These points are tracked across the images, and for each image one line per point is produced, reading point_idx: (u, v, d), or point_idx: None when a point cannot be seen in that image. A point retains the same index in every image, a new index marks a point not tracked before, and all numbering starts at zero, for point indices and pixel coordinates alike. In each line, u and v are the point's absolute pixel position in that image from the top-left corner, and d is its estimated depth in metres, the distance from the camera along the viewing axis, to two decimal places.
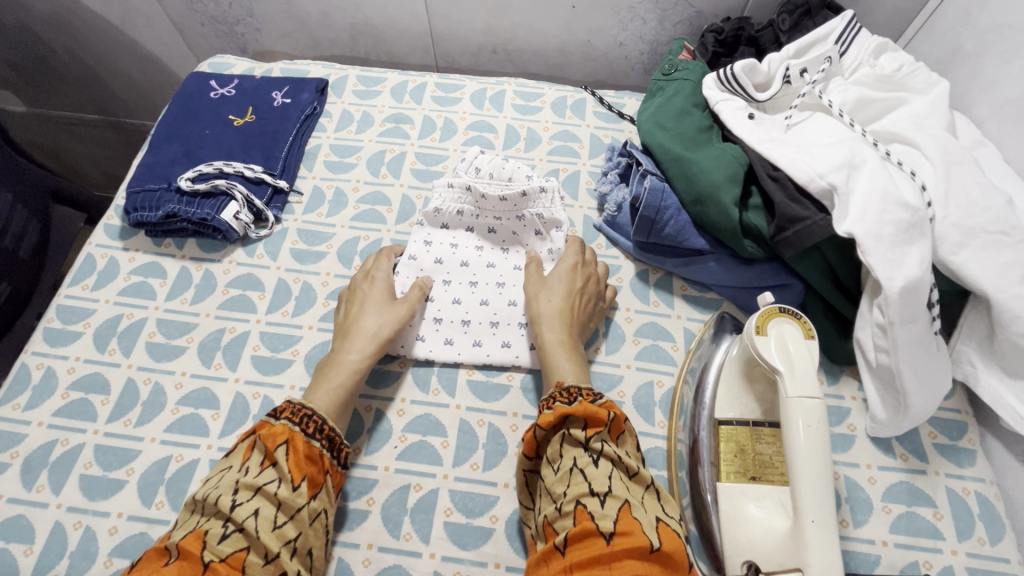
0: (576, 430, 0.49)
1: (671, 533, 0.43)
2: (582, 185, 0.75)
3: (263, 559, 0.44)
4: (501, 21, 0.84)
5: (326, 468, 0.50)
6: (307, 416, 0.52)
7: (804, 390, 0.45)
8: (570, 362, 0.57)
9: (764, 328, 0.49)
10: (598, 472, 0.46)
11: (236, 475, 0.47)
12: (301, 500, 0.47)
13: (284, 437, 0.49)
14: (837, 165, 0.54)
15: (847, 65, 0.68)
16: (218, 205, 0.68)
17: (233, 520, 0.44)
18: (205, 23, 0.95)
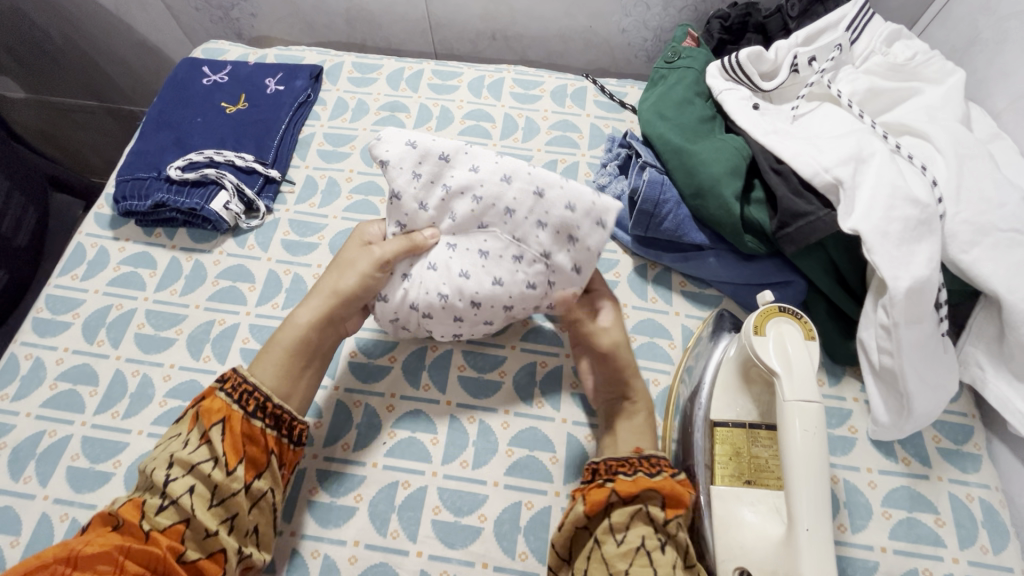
0: (655, 508, 0.46)
1: None
2: (580, 177, 0.73)
3: (205, 532, 0.45)
4: (500, 6, 0.82)
5: (269, 447, 0.49)
6: (248, 393, 0.50)
7: (803, 394, 0.43)
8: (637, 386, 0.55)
9: (762, 328, 0.48)
10: (666, 557, 0.43)
11: (175, 448, 0.47)
12: (237, 484, 0.47)
13: (221, 417, 0.48)
14: (843, 159, 0.52)
15: (858, 53, 0.65)
16: (208, 195, 0.66)
17: (168, 494, 0.45)
18: (200, 7, 0.92)
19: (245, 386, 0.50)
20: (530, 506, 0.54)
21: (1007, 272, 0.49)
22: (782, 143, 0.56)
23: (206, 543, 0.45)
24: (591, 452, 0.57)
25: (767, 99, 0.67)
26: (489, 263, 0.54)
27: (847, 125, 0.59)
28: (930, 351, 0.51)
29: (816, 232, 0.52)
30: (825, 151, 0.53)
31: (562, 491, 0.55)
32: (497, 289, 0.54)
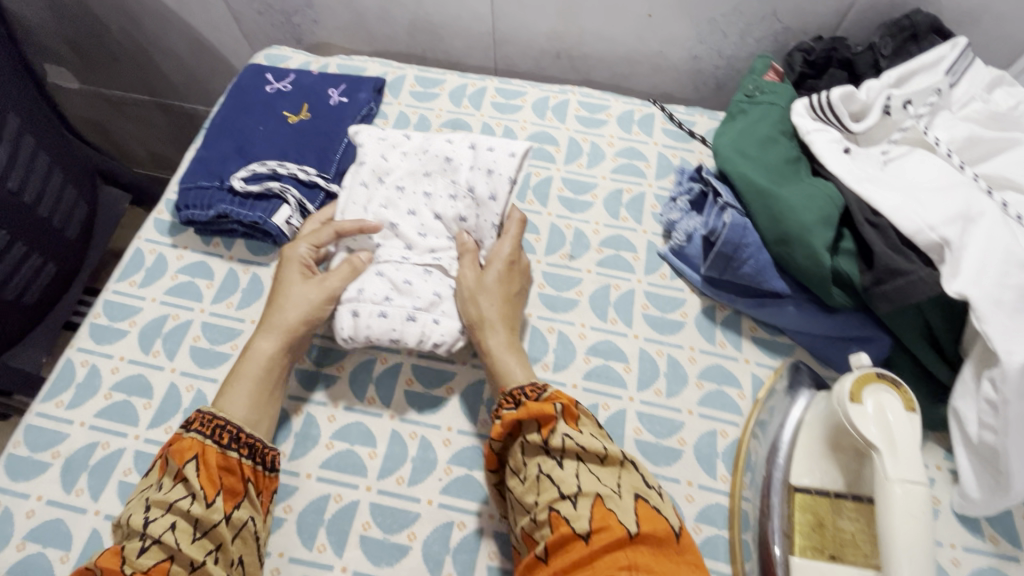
0: (532, 435, 0.48)
1: (649, 511, 0.44)
2: (647, 209, 0.71)
3: (189, 567, 0.44)
4: (569, 26, 0.80)
5: (246, 476, 0.49)
6: (220, 427, 0.50)
7: (907, 475, 0.40)
8: (518, 361, 0.55)
9: (859, 395, 0.45)
10: (563, 474, 0.46)
11: (150, 493, 0.47)
12: (216, 515, 0.46)
13: (194, 450, 0.48)
14: (949, 218, 0.49)
15: (956, 98, 0.61)
16: (270, 209, 0.65)
17: (147, 535, 0.44)
18: (262, 11, 0.91)
19: (215, 421, 0.50)
20: None
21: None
22: (879, 193, 0.53)
23: None
24: None
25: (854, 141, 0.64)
26: (430, 201, 0.62)
27: (946, 176, 0.55)
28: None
29: (915, 292, 0.48)
30: (928, 207, 0.50)
31: None
32: (438, 222, 0.62)
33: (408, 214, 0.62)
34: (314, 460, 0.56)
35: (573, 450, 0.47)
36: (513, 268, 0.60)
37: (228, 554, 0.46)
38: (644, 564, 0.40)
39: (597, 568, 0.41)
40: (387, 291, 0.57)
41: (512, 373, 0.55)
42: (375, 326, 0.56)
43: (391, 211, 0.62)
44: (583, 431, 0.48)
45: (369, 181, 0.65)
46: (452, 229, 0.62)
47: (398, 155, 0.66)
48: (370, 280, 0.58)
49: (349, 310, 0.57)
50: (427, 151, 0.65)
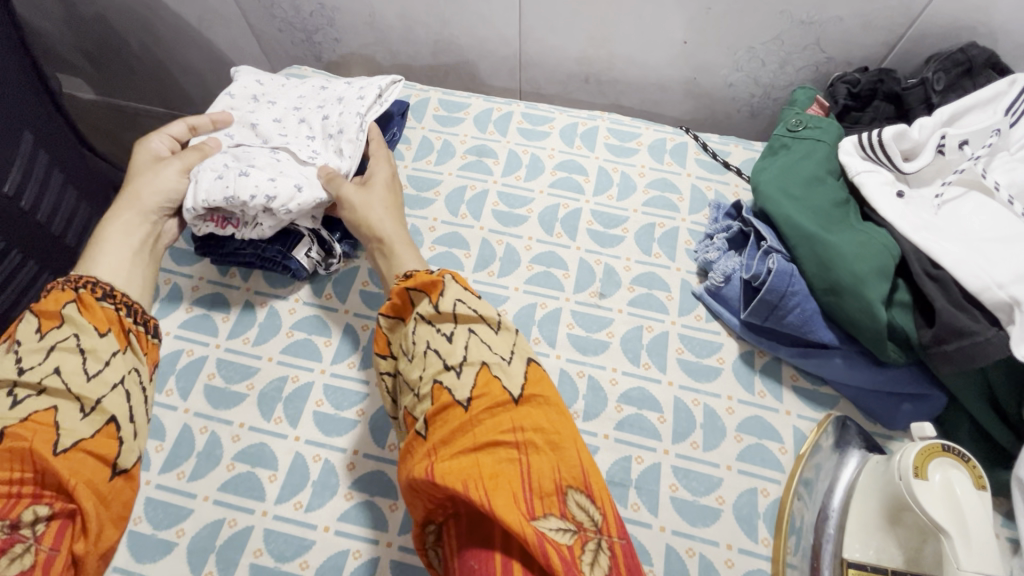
0: (424, 306, 0.50)
1: (536, 376, 0.47)
2: (680, 245, 0.68)
3: (81, 411, 0.46)
4: (600, 50, 0.77)
5: (128, 326, 0.52)
6: (93, 283, 0.52)
7: (981, 566, 0.37)
8: (409, 253, 0.58)
9: (923, 470, 0.41)
10: (450, 345, 0.47)
11: (15, 350, 0.47)
12: (105, 350, 0.49)
13: (68, 300, 0.49)
14: (1019, 275, 0.45)
15: (1016, 139, 0.57)
16: (289, 242, 0.63)
17: (26, 384, 0.46)
18: (283, 29, 0.89)
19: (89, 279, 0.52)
20: None
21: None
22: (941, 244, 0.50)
23: (89, 417, 0.46)
24: (692, 569, 0.51)
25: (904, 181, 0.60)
26: (284, 114, 0.68)
27: (1008, 224, 0.52)
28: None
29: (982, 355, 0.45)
30: (994, 261, 0.47)
31: None
32: (302, 126, 0.67)
33: (272, 122, 0.67)
34: (332, 512, 0.53)
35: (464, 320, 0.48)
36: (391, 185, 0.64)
37: (119, 390, 0.48)
38: (526, 424, 0.43)
39: (482, 448, 0.42)
40: (227, 162, 0.60)
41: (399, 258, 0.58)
42: (211, 189, 0.57)
43: (255, 118, 0.67)
44: (477, 297, 0.50)
45: (241, 98, 0.69)
46: (315, 129, 0.66)
47: (281, 88, 0.72)
48: (234, 156, 0.61)
49: (195, 182, 0.59)
50: (302, 84, 0.71)
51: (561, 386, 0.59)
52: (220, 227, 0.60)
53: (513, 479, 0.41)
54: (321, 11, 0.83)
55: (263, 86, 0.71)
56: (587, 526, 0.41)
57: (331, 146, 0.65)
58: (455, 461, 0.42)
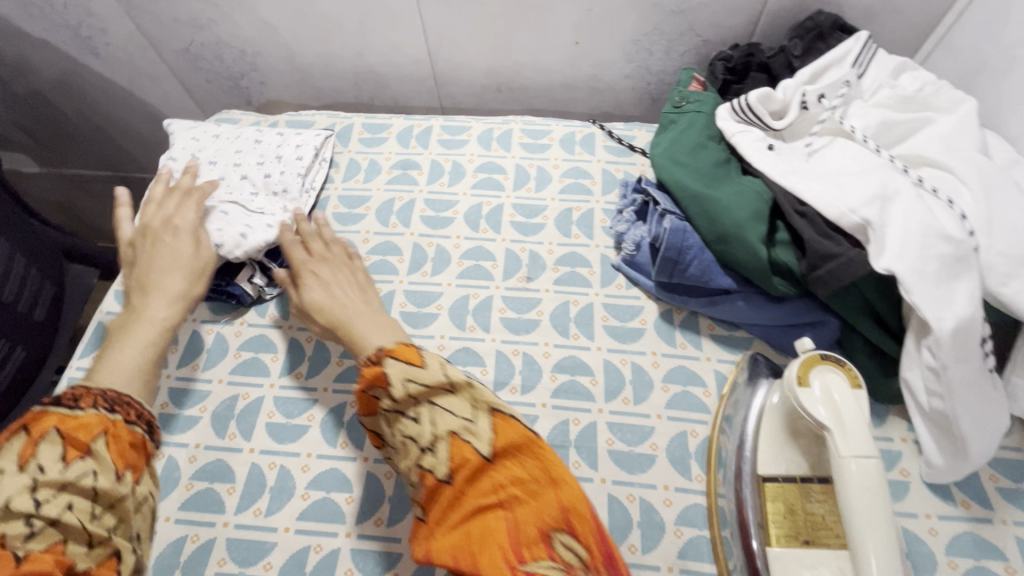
0: (382, 400, 0.50)
1: (506, 426, 0.47)
2: (596, 224, 0.73)
3: (90, 543, 0.40)
4: (505, 60, 0.84)
5: (147, 454, 0.47)
6: (97, 396, 0.46)
7: (859, 449, 0.42)
8: (377, 331, 0.56)
9: (805, 378, 0.46)
10: (418, 426, 0.48)
11: (26, 475, 0.39)
12: (124, 488, 0.43)
13: (93, 431, 0.43)
14: (868, 198, 0.51)
15: (867, 87, 0.65)
16: (231, 272, 0.67)
17: (39, 517, 0.38)
18: (210, 78, 0.94)
19: (105, 389, 0.47)
20: None
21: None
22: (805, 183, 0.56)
23: (96, 556, 0.40)
24: (634, 514, 0.54)
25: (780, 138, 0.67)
26: (223, 169, 0.73)
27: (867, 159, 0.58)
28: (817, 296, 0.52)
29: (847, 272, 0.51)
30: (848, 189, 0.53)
31: None
32: (245, 182, 0.71)
33: (217, 180, 0.71)
34: (290, 513, 0.55)
35: (418, 395, 0.48)
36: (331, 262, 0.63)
37: (135, 519, 0.44)
38: (500, 478, 0.45)
39: (471, 517, 0.44)
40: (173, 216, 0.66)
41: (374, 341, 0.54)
42: None
43: (201, 180, 0.71)
44: (422, 367, 0.50)
45: (181, 158, 0.73)
46: (258, 185, 0.71)
47: (214, 139, 0.76)
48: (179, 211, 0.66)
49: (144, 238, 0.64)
50: (236, 137, 0.76)
51: (499, 366, 0.63)
52: None
53: (499, 535, 0.42)
54: (242, 57, 0.89)
55: (196, 138, 0.75)
56: (575, 565, 0.41)
57: (275, 201, 0.71)
58: (447, 538, 0.44)
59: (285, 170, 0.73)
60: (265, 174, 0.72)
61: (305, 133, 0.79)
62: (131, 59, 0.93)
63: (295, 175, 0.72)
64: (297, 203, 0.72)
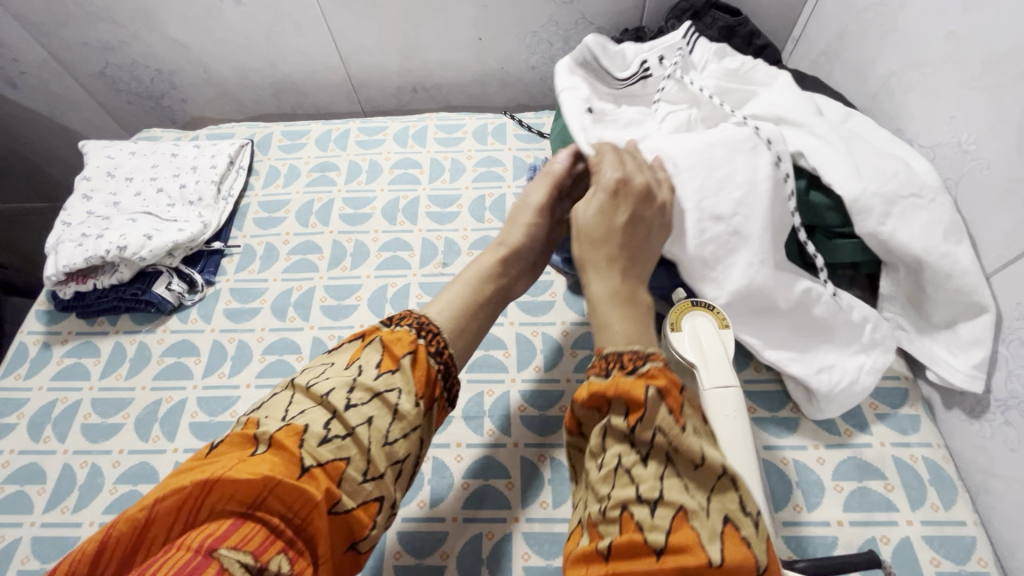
0: (617, 417, 0.38)
1: (739, 544, 0.32)
2: (508, 208, 0.76)
3: (362, 476, 0.39)
4: (415, 61, 0.87)
5: (437, 395, 0.45)
6: (429, 326, 0.47)
7: (719, 381, 0.46)
8: (620, 318, 0.44)
9: (677, 324, 0.50)
10: (647, 467, 0.36)
11: (350, 375, 0.42)
12: (418, 418, 0.42)
13: (407, 349, 0.44)
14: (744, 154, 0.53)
15: (698, 62, 0.64)
16: (149, 281, 0.68)
17: (342, 420, 0.39)
18: (131, 100, 0.96)
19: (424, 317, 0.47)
20: (490, 537, 0.54)
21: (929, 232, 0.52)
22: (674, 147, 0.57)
23: (367, 489, 0.39)
24: (546, 472, 0.57)
25: (617, 100, 0.64)
26: (138, 183, 0.74)
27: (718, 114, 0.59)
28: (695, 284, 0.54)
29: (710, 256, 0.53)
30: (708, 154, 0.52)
31: (522, 515, 0.55)
32: (161, 194, 0.73)
33: (134, 195, 0.73)
34: None
35: (665, 443, 0.36)
36: (618, 194, 0.48)
37: (410, 459, 0.42)
38: None
39: None
40: (85, 230, 0.67)
41: (597, 285, 0.46)
42: (73, 255, 0.64)
43: (117, 195, 0.73)
44: (683, 428, 0.36)
45: (95, 175, 0.75)
46: (174, 196, 0.73)
47: (130, 156, 0.77)
48: (92, 225, 0.68)
49: (55, 252, 0.66)
50: (152, 153, 0.77)
51: None
52: (81, 282, 0.67)
53: None
54: (160, 76, 0.91)
55: (112, 155, 0.77)
56: None
57: (192, 210, 0.73)
58: None
59: (201, 180, 0.75)
60: (181, 185, 0.74)
61: (221, 144, 0.81)
62: (50, 87, 0.94)
63: (210, 183, 0.75)
64: (214, 211, 0.74)
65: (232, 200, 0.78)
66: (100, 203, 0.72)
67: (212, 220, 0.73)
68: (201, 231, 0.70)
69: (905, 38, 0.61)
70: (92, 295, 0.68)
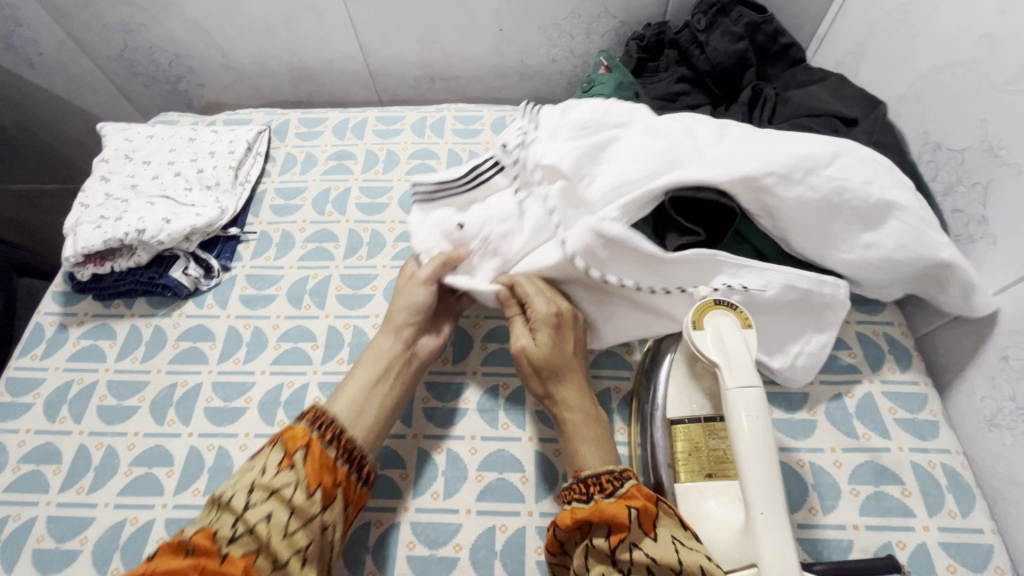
0: (599, 539, 0.44)
1: None
2: None
3: (273, 565, 0.44)
4: (434, 51, 0.86)
5: (338, 479, 0.50)
6: (324, 424, 0.52)
7: (743, 381, 0.45)
8: (592, 446, 0.52)
9: (699, 322, 0.50)
10: None
11: (252, 475, 0.48)
12: (316, 506, 0.47)
13: (302, 443, 0.50)
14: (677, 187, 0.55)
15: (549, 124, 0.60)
16: (166, 265, 0.68)
17: (243, 521, 0.45)
18: (148, 84, 0.96)
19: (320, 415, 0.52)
20: (504, 530, 0.54)
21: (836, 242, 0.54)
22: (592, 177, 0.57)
23: None
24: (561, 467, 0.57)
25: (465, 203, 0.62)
26: (156, 168, 0.74)
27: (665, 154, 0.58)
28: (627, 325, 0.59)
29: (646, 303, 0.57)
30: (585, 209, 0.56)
31: (535, 510, 0.55)
32: (178, 179, 0.73)
33: (152, 179, 0.73)
34: None
35: (644, 561, 0.42)
36: (560, 326, 0.55)
37: (320, 542, 0.47)
38: None
39: None
40: (103, 213, 0.67)
41: (567, 408, 0.54)
42: (91, 237, 0.64)
43: (134, 178, 0.73)
44: (654, 539, 0.43)
45: (113, 158, 0.75)
46: (191, 181, 0.73)
47: (148, 139, 0.77)
48: (110, 208, 0.68)
49: (73, 234, 0.65)
50: (169, 137, 0.77)
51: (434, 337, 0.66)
52: (98, 265, 0.67)
53: None
54: (177, 60, 0.90)
55: (130, 139, 0.77)
56: None
57: (209, 194, 0.73)
58: None
59: (217, 165, 0.75)
60: (199, 170, 0.74)
61: (238, 129, 0.80)
62: (67, 69, 0.94)
63: (227, 168, 0.74)
64: (231, 196, 0.74)
65: (249, 186, 0.77)
66: (119, 186, 0.72)
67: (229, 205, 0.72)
68: (219, 216, 0.70)
69: (936, 40, 0.60)
70: (109, 277, 0.68)
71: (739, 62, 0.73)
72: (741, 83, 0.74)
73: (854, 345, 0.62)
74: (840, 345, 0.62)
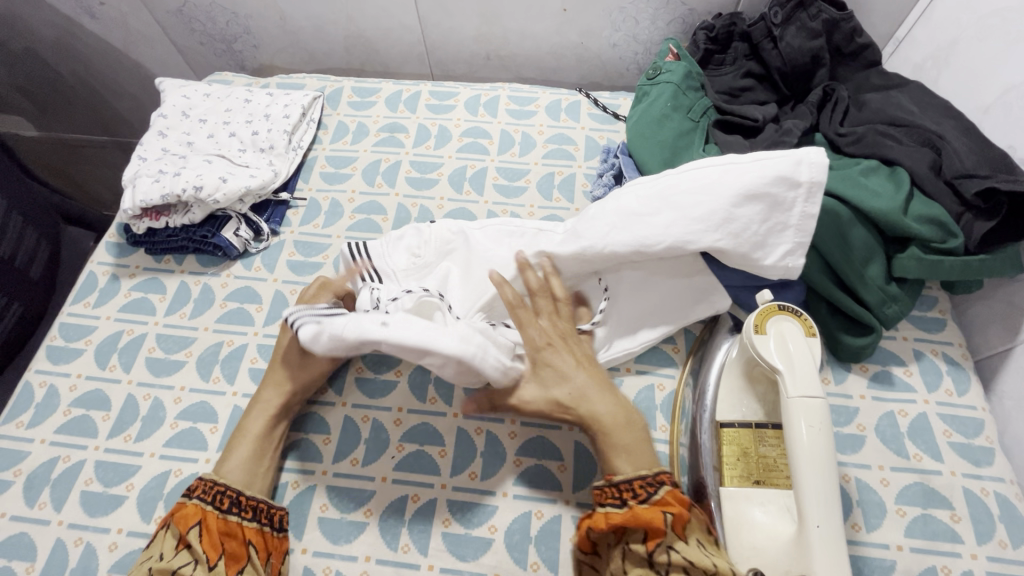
0: (637, 544, 0.44)
1: None
2: (578, 187, 0.74)
3: None
4: (493, 27, 0.84)
5: (247, 538, 0.48)
6: (219, 492, 0.50)
7: (805, 390, 0.44)
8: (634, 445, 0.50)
9: (763, 327, 0.48)
10: None
11: (150, 561, 0.46)
12: None
13: (195, 515, 0.48)
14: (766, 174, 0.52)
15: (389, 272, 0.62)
16: (219, 224, 0.69)
17: None
18: (204, 41, 0.97)
19: (220, 489, 0.50)
20: (540, 517, 0.53)
21: (715, 228, 0.52)
22: (632, 197, 0.56)
23: None
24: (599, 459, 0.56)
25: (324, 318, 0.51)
26: (211, 127, 0.74)
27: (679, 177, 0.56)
28: (674, 301, 0.59)
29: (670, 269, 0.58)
30: (615, 228, 0.55)
31: (573, 500, 0.54)
32: (233, 138, 0.73)
33: (207, 137, 0.73)
34: None
35: (679, 562, 0.42)
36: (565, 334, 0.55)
37: None
38: None
39: None
40: (161, 167, 0.68)
41: (601, 416, 0.51)
42: (149, 191, 0.65)
43: (190, 136, 0.73)
44: (688, 542, 0.43)
45: (171, 114, 0.75)
46: (245, 142, 0.73)
47: (205, 97, 0.77)
48: (168, 163, 0.68)
49: (132, 186, 0.66)
50: (226, 97, 0.77)
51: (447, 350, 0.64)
52: (154, 219, 0.68)
53: None
54: (235, 20, 0.90)
55: (186, 95, 0.77)
56: None
57: (263, 157, 0.73)
58: None
59: (271, 126, 0.74)
60: (254, 132, 0.74)
61: (294, 93, 0.80)
62: (126, 21, 0.95)
63: (280, 131, 0.74)
64: (283, 160, 0.73)
65: (300, 151, 0.77)
66: (175, 142, 0.72)
67: (281, 172, 0.72)
68: (272, 179, 0.70)
69: None
70: (163, 232, 0.69)
71: (812, 61, 0.70)
72: (812, 84, 0.71)
73: (911, 362, 0.60)
74: (895, 361, 0.60)
